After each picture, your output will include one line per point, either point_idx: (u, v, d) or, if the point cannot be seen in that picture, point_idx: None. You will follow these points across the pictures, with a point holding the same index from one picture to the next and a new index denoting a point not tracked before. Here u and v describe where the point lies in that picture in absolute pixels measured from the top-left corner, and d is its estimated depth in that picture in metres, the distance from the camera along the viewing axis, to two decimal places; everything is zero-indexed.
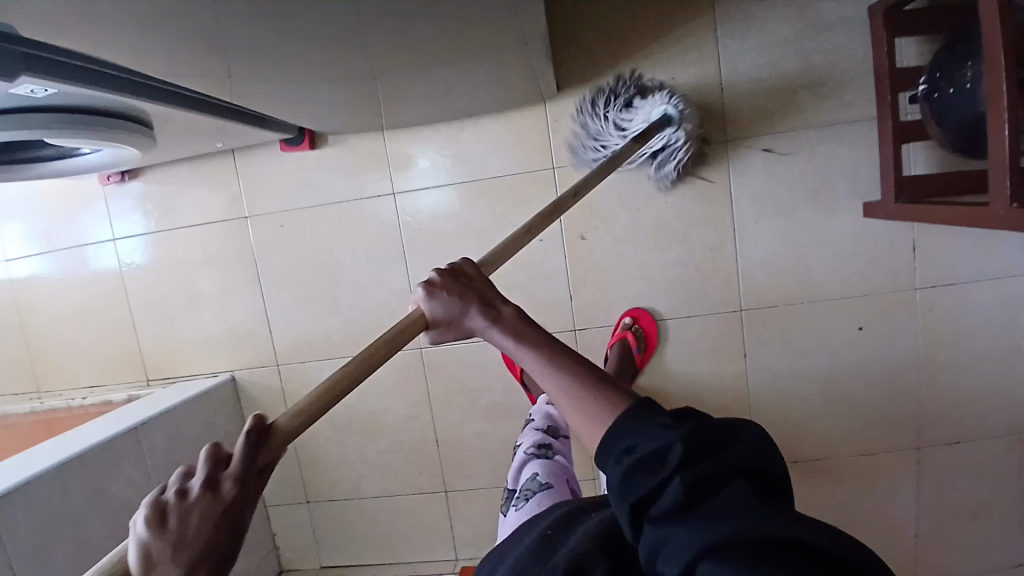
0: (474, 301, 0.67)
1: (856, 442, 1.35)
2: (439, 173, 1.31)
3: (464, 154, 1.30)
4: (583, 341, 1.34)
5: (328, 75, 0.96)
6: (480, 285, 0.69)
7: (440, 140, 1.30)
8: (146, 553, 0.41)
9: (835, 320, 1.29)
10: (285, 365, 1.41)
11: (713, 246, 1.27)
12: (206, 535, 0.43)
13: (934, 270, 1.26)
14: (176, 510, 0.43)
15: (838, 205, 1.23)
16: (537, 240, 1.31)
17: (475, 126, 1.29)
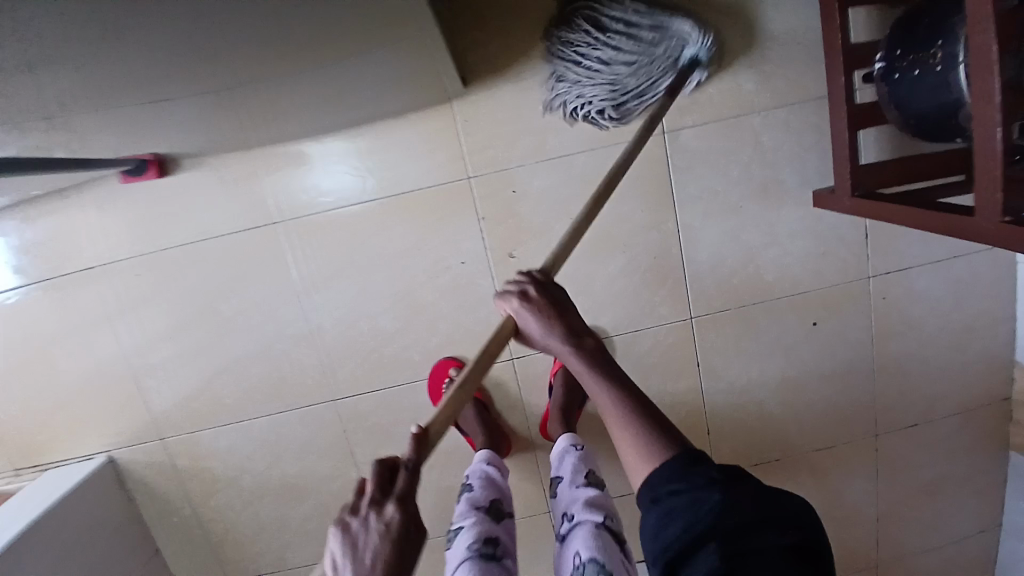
0: (554, 320, 0.71)
1: (814, 438, 1.29)
2: (329, 193, 1.07)
3: (356, 168, 1.06)
4: (522, 371, 1.17)
5: (168, 96, 0.71)
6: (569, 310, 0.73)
7: (333, 149, 1.06)
8: (334, 562, 0.56)
9: (790, 319, 1.19)
10: (174, 436, 1.18)
11: (659, 253, 1.12)
12: (387, 550, 0.56)
13: (886, 257, 1.18)
14: (359, 522, 0.57)
15: (787, 197, 1.12)
16: (460, 263, 1.09)
17: (368, 132, 1.05)
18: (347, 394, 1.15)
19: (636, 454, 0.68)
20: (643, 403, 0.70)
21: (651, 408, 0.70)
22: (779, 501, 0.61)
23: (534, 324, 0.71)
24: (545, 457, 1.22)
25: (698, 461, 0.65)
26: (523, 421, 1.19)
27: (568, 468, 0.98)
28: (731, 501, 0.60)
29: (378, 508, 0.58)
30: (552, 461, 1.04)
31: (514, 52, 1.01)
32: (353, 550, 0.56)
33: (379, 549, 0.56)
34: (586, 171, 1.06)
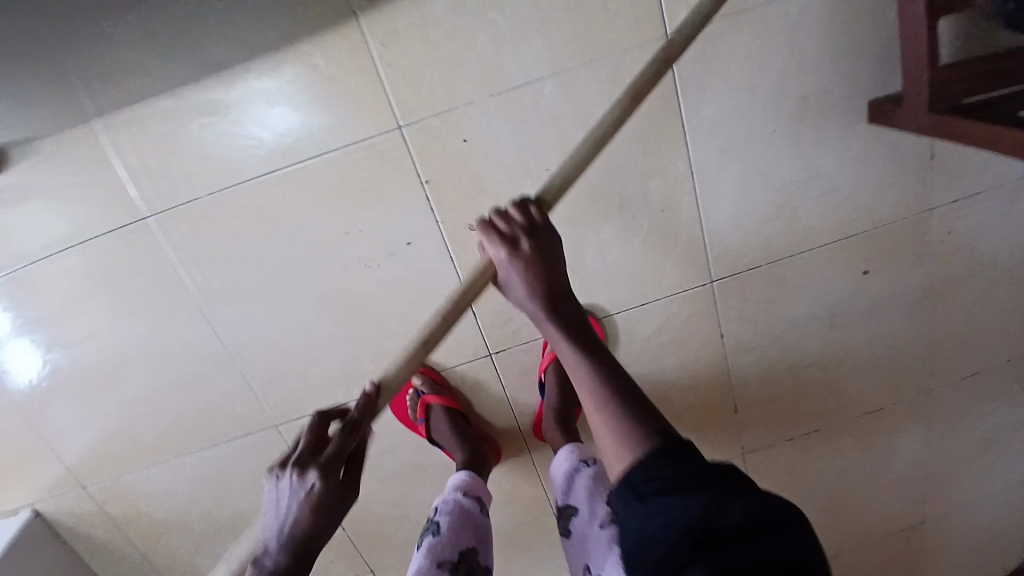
0: (533, 269, 0.60)
1: (859, 401, 1.09)
2: (211, 169, 0.79)
3: (237, 130, 0.77)
4: (505, 371, 0.92)
5: None
6: (552, 259, 0.61)
7: (252, 92, 0.75)
8: (273, 493, 0.60)
9: (834, 270, 0.95)
10: (96, 483, 0.97)
11: (667, 205, 0.85)
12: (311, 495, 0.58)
13: (953, 181, 0.93)
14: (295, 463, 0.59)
15: (830, 114, 0.84)
16: (405, 244, 0.82)
17: (246, 80, 0.75)
18: (292, 418, 0.93)
19: (613, 441, 0.54)
20: (627, 384, 0.57)
21: (638, 393, 0.57)
22: (787, 513, 0.46)
23: (514, 275, 0.61)
24: (543, 462, 1.02)
25: (682, 454, 0.49)
26: (512, 426, 0.97)
27: (583, 499, 0.79)
28: (722, 514, 0.45)
29: (302, 474, 0.58)
30: (557, 484, 0.85)
31: None
32: (276, 505, 0.59)
33: (297, 519, 0.58)
34: (560, 105, 0.77)
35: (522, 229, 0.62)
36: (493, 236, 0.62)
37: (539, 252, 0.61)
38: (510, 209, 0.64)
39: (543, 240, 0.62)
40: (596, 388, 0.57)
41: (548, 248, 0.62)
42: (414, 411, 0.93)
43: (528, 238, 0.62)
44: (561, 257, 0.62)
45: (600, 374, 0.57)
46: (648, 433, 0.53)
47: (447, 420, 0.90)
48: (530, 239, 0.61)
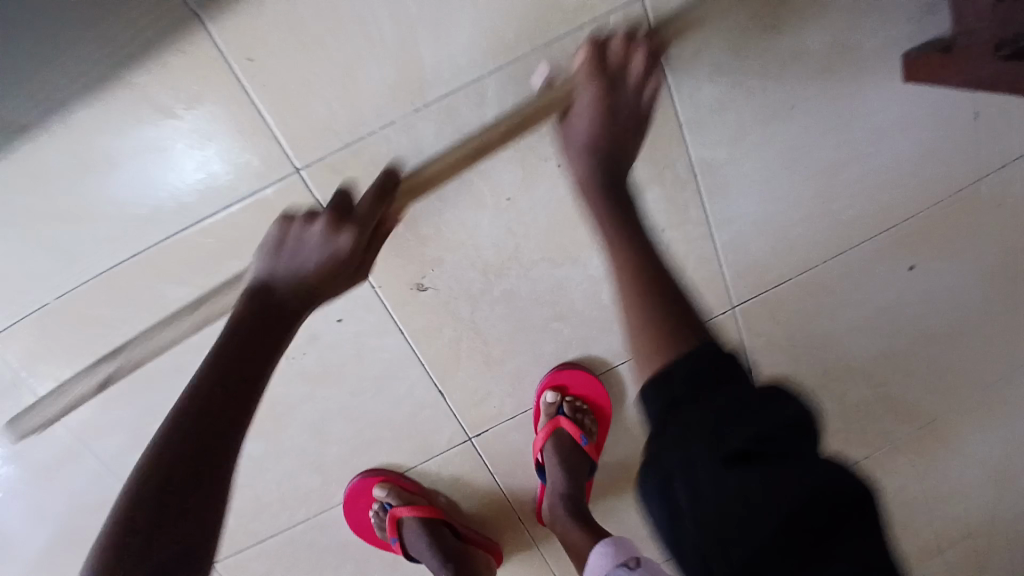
0: (613, 83, 0.52)
1: (917, 415, 0.91)
2: (54, 259, 0.58)
3: (71, 210, 0.56)
4: (490, 454, 0.73)
5: None
6: (627, 98, 0.52)
7: (113, 149, 0.54)
8: (264, 252, 0.51)
9: (878, 270, 0.77)
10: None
11: (669, 224, 0.66)
12: (339, 249, 0.50)
13: (1005, 141, 0.75)
14: (297, 230, 0.50)
15: (855, 76, 0.65)
16: (335, 321, 0.62)
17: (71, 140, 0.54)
18: (225, 556, 0.72)
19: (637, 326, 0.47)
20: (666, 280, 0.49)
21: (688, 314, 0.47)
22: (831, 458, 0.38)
23: (585, 115, 0.53)
24: (553, 551, 0.82)
25: (713, 378, 0.41)
26: (509, 517, 0.77)
27: None
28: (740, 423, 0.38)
29: (328, 226, 0.49)
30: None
31: None
32: (279, 244, 0.50)
33: (298, 260, 0.50)
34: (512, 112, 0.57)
35: (627, 67, 0.52)
36: (596, 57, 0.52)
37: (625, 104, 0.53)
38: (614, 40, 0.53)
39: (622, 95, 0.52)
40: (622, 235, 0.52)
41: (625, 115, 0.53)
42: (379, 531, 0.72)
43: (621, 79, 0.52)
44: (637, 118, 0.54)
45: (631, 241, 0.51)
46: (693, 342, 0.44)
47: (417, 537, 0.71)
48: (618, 83, 0.52)
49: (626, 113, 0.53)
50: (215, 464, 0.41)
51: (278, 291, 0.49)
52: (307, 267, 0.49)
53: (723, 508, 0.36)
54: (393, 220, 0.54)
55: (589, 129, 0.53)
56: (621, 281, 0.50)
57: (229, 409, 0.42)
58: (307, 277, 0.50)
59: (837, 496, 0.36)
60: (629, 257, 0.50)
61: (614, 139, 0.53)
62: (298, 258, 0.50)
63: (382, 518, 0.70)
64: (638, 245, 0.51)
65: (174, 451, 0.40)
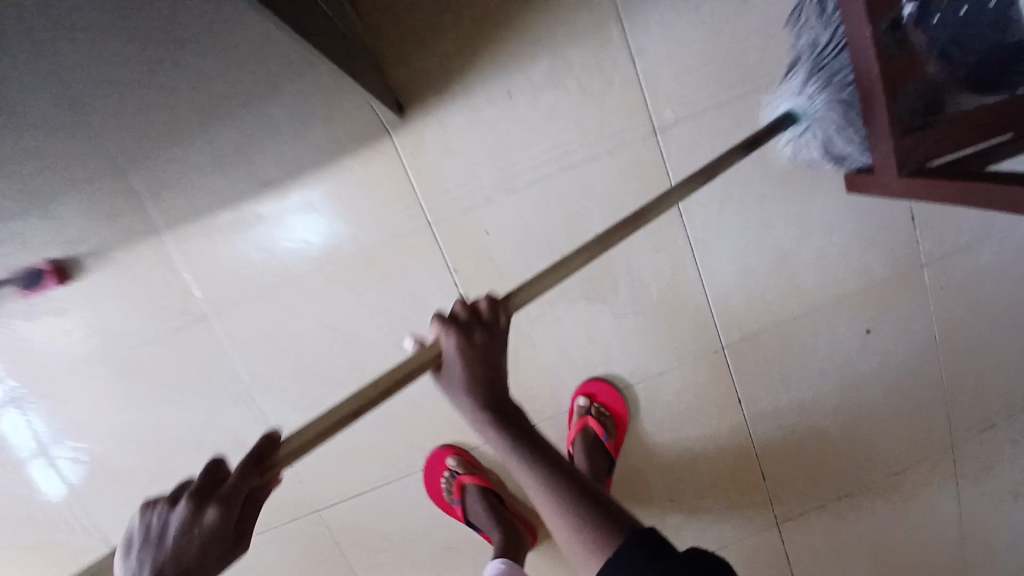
0: (480, 344, 0.52)
1: (883, 458, 1.10)
2: (257, 268, 0.87)
3: (277, 244, 0.86)
4: (532, 442, 0.97)
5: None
6: (494, 347, 0.53)
7: (284, 205, 0.85)
8: (134, 550, 0.41)
9: (840, 329, 1.00)
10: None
11: (673, 277, 0.92)
12: (216, 526, 0.42)
13: (937, 238, 1.00)
14: (164, 516, 0.42)
15: (810, 186, 0.93)
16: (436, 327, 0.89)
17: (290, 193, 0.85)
18: (328, 504, 0.96)
19: (576, 539, 0.49)
20: (579, 486, 0.51)
21: (602, 498, 0.52)
22: None
23: (459, 364, 0.51)
24: None
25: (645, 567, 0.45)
26: None
27: None
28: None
29: (194, 511, 0.42)
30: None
31: (455, 66, 0.82)
32: (144, 540, 0.42)
33: (167, 553, 0.41)
34: (569, 195, 0.87)
35: (471, 318, 0.53)
36: (450, 331, 0.52)
37: (488, 342, 0.52)
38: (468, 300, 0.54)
39: (493, 338, 0.53)
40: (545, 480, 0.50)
41: (493, 347, 0.53)
42: (445, 493, 0.93)
43: (478, 331, 0.53)
44: (501, 357, 0.53)
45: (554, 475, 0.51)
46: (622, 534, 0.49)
47: (477, 501, 0.92)
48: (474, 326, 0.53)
49: (485, 352, 0.52)
50: None
51: (185, 561, 0.41)
52: (183, 559, 0.41)
53: None
54: (275, 483, 0.47)
55: (467, 380, 0.51)
56: (541, 495, 0.51)
57: None
58: (191, 558, 0.41)
59: None
60: (542, 484, 0.50)
61: (502, 398, 0.52)
62: (186, 538, 0.41)
63: (451, 482, 0.92)
64: (546, 467, 0.51)
65: None
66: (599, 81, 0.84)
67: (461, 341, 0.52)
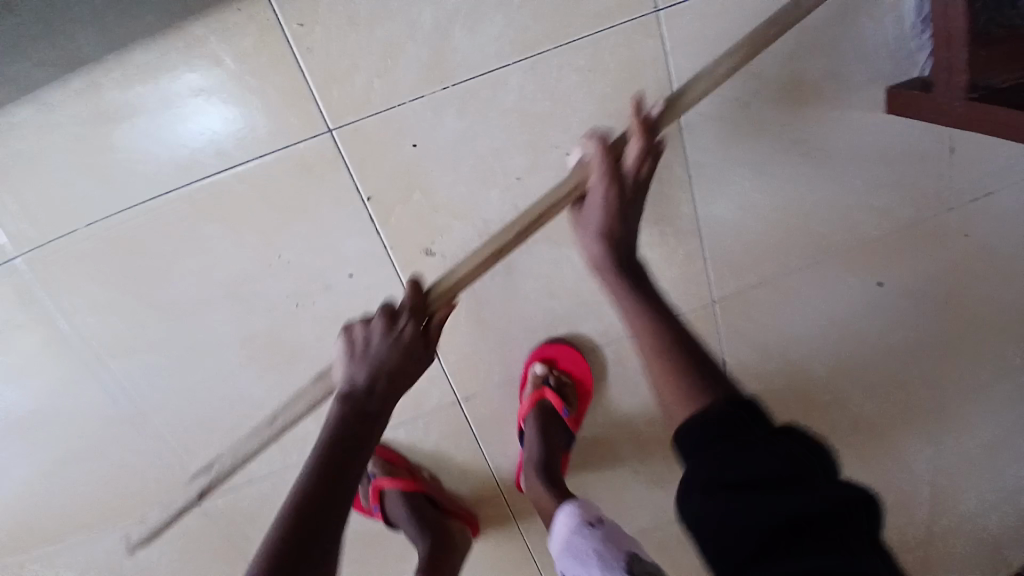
0: (628, 177, 0.55)
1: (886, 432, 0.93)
2: (109, 180, 0.62)
3: (117, 150, 0.62)
4: (476, 415, 0.78)
5: None
6: (642, 185, 0.56)
7: (185, 82, 0.60)
8: (342, 359, 0.54)
9: (844, 281, 0.82)
10: None
11: (660, 216, 0.72)
12: (395, 351, 0.53)
13: (973, 174, 0.80)
14: (361, 327, 0.55)
15: (834, 104, 0.72)
16: (345, 276, 0.66)
17: (176, 70, 0.59)
18: (217, 494, 0.75)
19: (666, 384, 0.50)
20: (691, 346, 0.52)
21: (708, 362, 0.50)
22: (850, 491, 0.38)
23: (600, 191, 0.55)
24: (528, 520, 0.87)
25: (743, 421, 0.43)
26: (487, 483, 0.83)
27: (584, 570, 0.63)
28: (757, 451, 0.41)
29: (389, 320, 0.54)
30: (560, 556, 0.67)
31: None
32: (350, 353, 0.53)
33: (375, 353, 0.53)
34: (531, 99, 0.62)
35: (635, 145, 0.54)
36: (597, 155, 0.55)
37: (637, 180, 0.56)
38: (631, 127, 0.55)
39: (642, 181, 0.56)
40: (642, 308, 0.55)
41: (642, 187, 0.56)
42: (362, 497, 0.80)
43: (633, 171, 0.55)
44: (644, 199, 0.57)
45: (653, 316, 0.54)
46: (716, 391, 0.47)
47: (391, 505, 0.79)
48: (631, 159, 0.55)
49: (636, 189, 0.56)
50: (338, 499, 0.44)
51: (356, 390, 0.52)
52: (384, 364, 0.52)
53: (731, 514, 0.39)
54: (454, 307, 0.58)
55: (602, 212, 0.56)
56: (634, 323, 0.55)
57: (338, 466, 0.46)
58: (369, 363, 0.52)
59: (820, 502, 0.37)
60: (638, 315, 0.55)
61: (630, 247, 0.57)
62: (362, 365, 0.52)
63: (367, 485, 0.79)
64: (649, 309, 0.55)
65: (302, 516, 0.43)
66: None
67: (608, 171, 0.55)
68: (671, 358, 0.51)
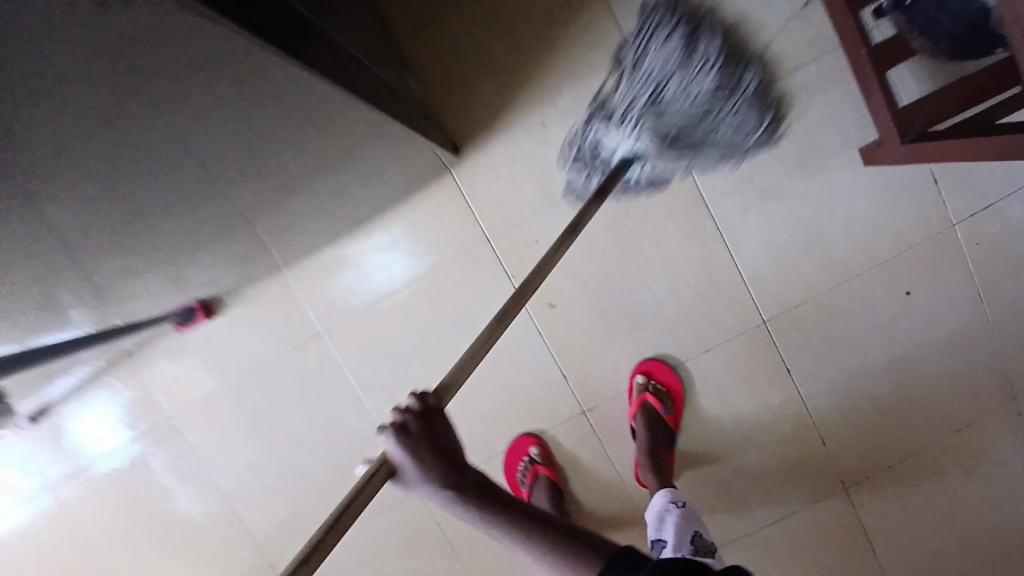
0: (428, 442, 0.53)
1: (938, 415, 1.07)
2: (373, 290, 1.10)
3: (375, 272, 1.10)
4: (598, 420, 1.10)
5: (187, 237, 0.74)
6: (438, 427, 0.54)
7: (399, 240, 1.09)
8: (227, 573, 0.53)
9: (875, 294, 1.06)
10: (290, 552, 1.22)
11: (705, 261, 1.05)
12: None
13: (965, 196, 1.01)
14: None
15: (823, 167, 1.02)
16: (502, 326, 1.07)
17: (407, 224, 1.08)
18: None
19: None
20: (567, 529, 0.56)
21: (582, 534, 0.56)
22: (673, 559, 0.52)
23: (409, 461, 0.52)
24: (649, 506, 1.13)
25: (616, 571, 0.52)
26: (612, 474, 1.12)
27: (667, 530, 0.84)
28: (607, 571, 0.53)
29: None
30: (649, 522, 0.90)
31: (496, 106, 1.01)
32: None
33: None
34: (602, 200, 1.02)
35: (412, 410, 0.54)
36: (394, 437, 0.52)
37: (438, 434, 0.54)
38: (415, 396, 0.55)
39: (437, 424, 0.54)
40: (530, 542, 0.54)
41: (442, 435, 0.54)
42: (520, 476, 1.10)
43: (423, 418, 0.54)
44: (455, 437, 0.55)
45: (531, 539, 0.54)
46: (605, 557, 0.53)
47: (540, 492, 1.07)
48: (419, 419, 0.53)
49: (433, 442, 0.53)
50: None
51: None
52: None
53: None
54: None
55: (418, 469, 0.52)
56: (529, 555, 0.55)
57: None
58: None
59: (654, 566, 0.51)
60: (528, 547, 0.54)
61: (463, 471, 0.55)
62: None
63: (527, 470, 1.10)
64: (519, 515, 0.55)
65: None
66: None
67: (409, 439, 0.52)
68: (564, 542, 0.54)
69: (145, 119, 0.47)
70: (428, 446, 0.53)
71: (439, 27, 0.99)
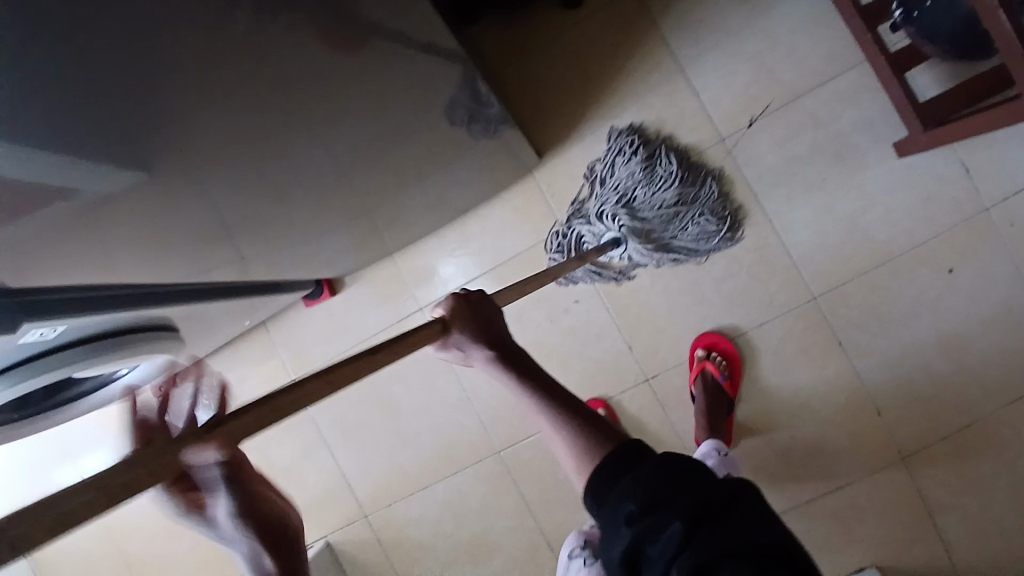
0: (478, 321, 0.61)
1: (992, 387, 1.13)
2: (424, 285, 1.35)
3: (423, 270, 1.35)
4: (661, 387, 1.24)
5: (339, 217, 0.96)
6: (488, 313, 0.62)
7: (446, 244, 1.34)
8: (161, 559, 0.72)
9: (918, 274, 1.15)
10: (377, 514, 1.35)
11: (755, 244, 1.19)
12: None
13: (997, 182, 1.11)
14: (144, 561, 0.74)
15: (860, 161, 1.16)
16: (574, 302, 1.25)
17: (496, 217, 1.30)
18: (509, 445, 1.27)
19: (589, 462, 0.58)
20: (594, 419, 0.61)
21: (607, 426, 0.60)
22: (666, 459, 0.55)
23: (463, 327, 0.60)
24: None
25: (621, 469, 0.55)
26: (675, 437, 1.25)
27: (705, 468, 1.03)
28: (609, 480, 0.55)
29: None
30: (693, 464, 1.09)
31: (572, 122, 1.24)
32: None
33: None
34: None
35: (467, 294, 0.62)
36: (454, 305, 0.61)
37: (489, 319, 0.62)
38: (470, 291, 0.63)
39: (489, 310, 0.63)
40: (559, 421, 0.60)
41: (489, 319, 0.62)
42: None
43: (479, 302, 0.63)
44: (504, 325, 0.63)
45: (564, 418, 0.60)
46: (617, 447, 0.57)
47: None
48: (475, 302, 0.62)
49: (482, 322, 0.61)
50: None
51: None
52: None
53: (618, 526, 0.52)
54: None
55: (471, 337, 0.60)
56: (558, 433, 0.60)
57: None
58: None
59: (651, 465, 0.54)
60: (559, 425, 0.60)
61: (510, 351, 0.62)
62: None
63: None
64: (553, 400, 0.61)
65: None
66: (673, 112, 1.20)
67: (463, 313, 0.61)
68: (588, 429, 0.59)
69: (353, 106, 0.70)
70: (479, 324, 0.61)
71: (525, 61, 1.25)
